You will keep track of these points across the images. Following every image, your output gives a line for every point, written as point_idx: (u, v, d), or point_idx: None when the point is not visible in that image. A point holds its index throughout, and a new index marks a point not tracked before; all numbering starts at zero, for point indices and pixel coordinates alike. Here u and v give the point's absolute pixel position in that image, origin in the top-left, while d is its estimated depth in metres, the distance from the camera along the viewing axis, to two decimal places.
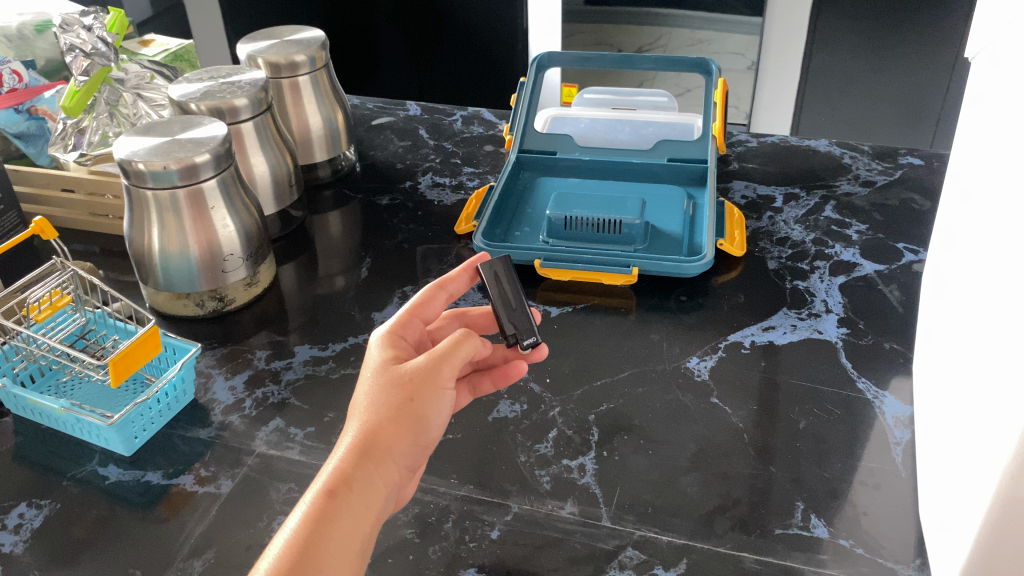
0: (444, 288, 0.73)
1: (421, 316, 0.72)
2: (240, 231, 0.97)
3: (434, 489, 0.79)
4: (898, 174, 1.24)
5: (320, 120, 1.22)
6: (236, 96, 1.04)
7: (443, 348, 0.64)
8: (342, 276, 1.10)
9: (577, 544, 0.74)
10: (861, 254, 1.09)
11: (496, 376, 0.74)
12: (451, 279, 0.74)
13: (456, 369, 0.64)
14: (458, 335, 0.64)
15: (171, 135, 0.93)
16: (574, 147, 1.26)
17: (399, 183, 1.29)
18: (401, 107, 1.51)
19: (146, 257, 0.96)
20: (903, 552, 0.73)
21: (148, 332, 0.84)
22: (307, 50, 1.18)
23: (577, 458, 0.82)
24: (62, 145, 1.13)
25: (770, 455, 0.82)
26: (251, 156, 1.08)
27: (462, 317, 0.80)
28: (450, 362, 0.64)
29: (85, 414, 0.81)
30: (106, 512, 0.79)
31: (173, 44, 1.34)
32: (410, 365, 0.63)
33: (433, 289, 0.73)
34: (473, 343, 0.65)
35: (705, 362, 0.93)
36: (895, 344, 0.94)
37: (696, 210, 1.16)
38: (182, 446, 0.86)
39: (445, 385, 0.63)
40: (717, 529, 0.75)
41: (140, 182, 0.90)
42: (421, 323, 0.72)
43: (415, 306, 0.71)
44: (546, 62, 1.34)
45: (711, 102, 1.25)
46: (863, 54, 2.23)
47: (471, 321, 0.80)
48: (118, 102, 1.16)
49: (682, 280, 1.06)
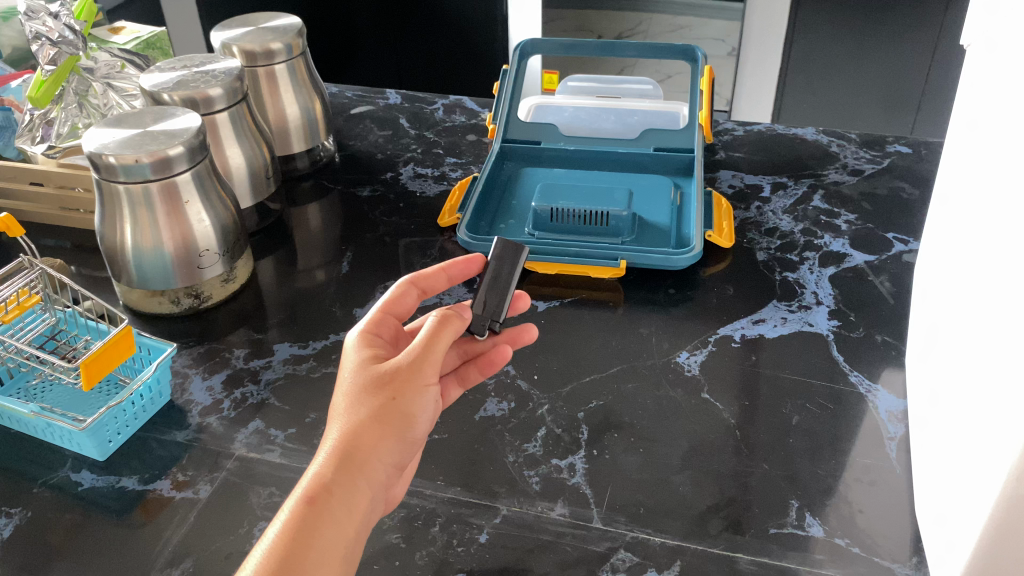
0: (417, 284, 0.71)
1: (394, 312, 0.69)
2: (215, 225, 0.94)
3: (420, 491, 0.77)
4: (886, 162, 1.23)
5: (298, 110, 1.19)
6: (210, 86, 1.01)
7: (421, 343, 0.61)
8: (322, 270, 1.08)
9: (569, 547, 0.72)
10: (851, 245, 1.07)
11: (483, 363, 0.73)
12: (425, 276, 0.72)
13: (437, 363, 0.61)
14: (432, 325, 0.61)
15: (143, 127, 0.90)
16: (559, 137, 1.24)
17: (380, 174, 1.26)
18: (380, 95, 1.48)
19: (118, 253, 0.93)
20: (900, 551, 0.71)
21: (121, 333, 0.81)
22: (283, 37, 1.14)
23: (567, 458, 0.80)
24: (30, 138, 1.10)
25: (763, 453, 0.80)
26: (226, 148, 1.05)
27: None
28: (428, 359, 0.61)
29: (56, 419, 0.78)
30: (80, 518, 0.76)
31: (145, 32, 1.30)
32: (389, 364, 0.61)
33: (405, 285, 0.70)
34: (451, 330, 0.62)
35: (696, 357, 0.91)
36: (888, 336, 0.93)
37: (683, 200, 1.14)
38: (158, 450, 0.83)
39: (427, 381, 0.61)
40: (711, 529, 0.73)
41: (111, 176, 0.87)
42: (394, 319, 0.69)
43: (388, 302, 0.69)
44: (528, 50, 1.31)
45: (697, 89, 1.23)
46: (844, 41, 2.22)
47: None
48: (87, 92, 1.11)
49: (671, 272, 1.04)
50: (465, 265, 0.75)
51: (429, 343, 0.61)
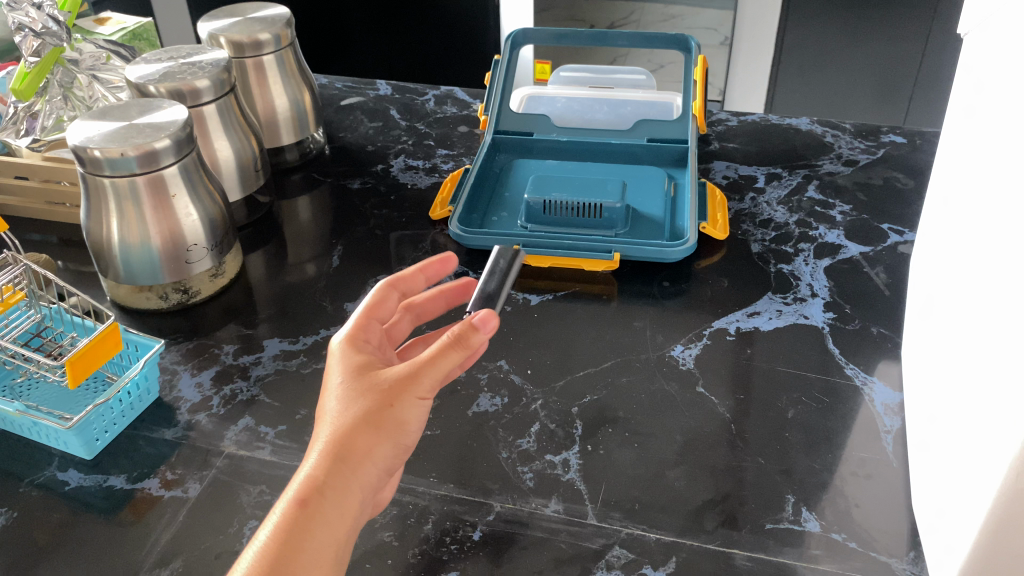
0: (398, 287, 0.70)
1: (378, 317, 0.67)
2: (203, 219, 0.93)
3: (413, 488, 0.76)
4: (881, 152, 1.22)
5: (287, 101, 1.17)
6: (197, 78, 0.99)
7: (426, 356, 0.58)
8: (313, 263, 1.06)
9: (563, 544, 0.71)
10: (846, 236, 1.06)
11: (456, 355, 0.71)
12: (404, 278, 0.70)
13: (440, 377, 0.58)
14: (445, 342, 0.58)
15: (129, 119, 0.88)
16: (551, 128, 1.22)
17: (371, 166, 1.25)
18: (370, 86, 1.47)
19: (105, 249, 0.91)
20: (897, 546, 0.71)
21: (108, 330, 0.80)
22: (271, 27, 1.12)
23: (561, 453, 0.79)
24: (14, 131, 1.07)
25: (758, 447, 0.80)
26: (213, 141, 1.03)
27: (412, 307, 0.74)
28: (430, 372, 0.58)
29: (41, 418, 0.77)
30: (68, 517, 0.75)
31: (131, 22, 1.29)
32: (390, 371, 0.59)
33: (386, 289, 0.68)
34: (461, 352, 0.58)
35: (690, 350, 0.91)
36: (883, 328, 0.92)
37: (677, 191, 1.13)
38: (147, 448, 0.81)
39: (425, 393, 0.59)
40: (707, 524, 0.73)
41: (96, 170, 0.85)
42: (379, 324, 0.67)
43: (371, 307, 0.67)
44: (520, 40, 1.29)
45: (691, 80, 1.22)
46: (837, 29, 2.21)
47: (420, 309, 0.74)
48: (72, 84, 1.09)
49: (665, 264, 1.03)
50: (439, 266, 0.74)
51: (437, 357, 0.58)
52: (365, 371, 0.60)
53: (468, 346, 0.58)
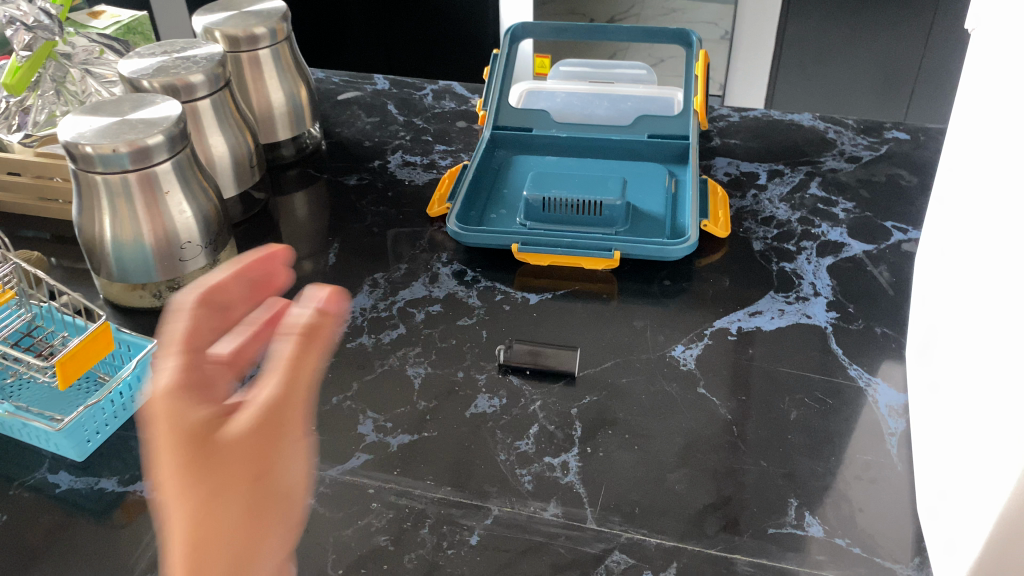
0: (243, 274, 0.49)
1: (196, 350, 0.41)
2: (197, 217, 0.92)
3: (409, 492, 0.75)
4: (884, 149, 1.21)
5: (282, 96, 1.16)
6: (192, 72, 0.98)
7: (277, 391, 0.40)
8: (309, 260, 1.05)
9: (561, 549, 0.70)
10: (849, 234, 1.05)
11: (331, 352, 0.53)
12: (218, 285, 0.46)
13: (302, 401, 0.42)
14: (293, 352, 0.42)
15: (121, 114, 0.87)
16: (550, 123, 1.21)
17: (368, 162, 1.23)
18: (368, 80, 1.45)
19: (97, 246, 0.90)
20: (901, 551, 0.70)
21: (99, 330, 0.79)
22: (267, 21, 1.11)
23: (560, 456, 0.78)
24: (5, 126, 1.06)
25: (760, 449, 0.78)
26: (208, 136, 1.02)
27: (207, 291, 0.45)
28: (295, 402, 0.41)
29: (31, 419, 0.76)
30: (59, 520, 0.74)
31: (125, 16, 1.28)
32: (234, 426, 0.39)
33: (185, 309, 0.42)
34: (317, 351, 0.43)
35: (691, 350, 0.89)
36: (887, 328, 0.91)
37: (678, 188, 1.11)
38: (139, 450, 0.80)
39: (295, 430, 0.41)
40: (708, 529, 0.71)
41: (88, 166, 0.84)
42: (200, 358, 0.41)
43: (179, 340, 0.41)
44: (519, 34, 1.28)
45: (692, 75, 1.21)
46: (838, 23, 2.19)
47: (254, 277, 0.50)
48: (64, 78, 1.07)
49: (666, 263, 1.02)
50: (264, 263, 0.52)
51: (295, 370, 0.41)
52: (186, 429, 0.38)
53: (329, 335, 0.44)
